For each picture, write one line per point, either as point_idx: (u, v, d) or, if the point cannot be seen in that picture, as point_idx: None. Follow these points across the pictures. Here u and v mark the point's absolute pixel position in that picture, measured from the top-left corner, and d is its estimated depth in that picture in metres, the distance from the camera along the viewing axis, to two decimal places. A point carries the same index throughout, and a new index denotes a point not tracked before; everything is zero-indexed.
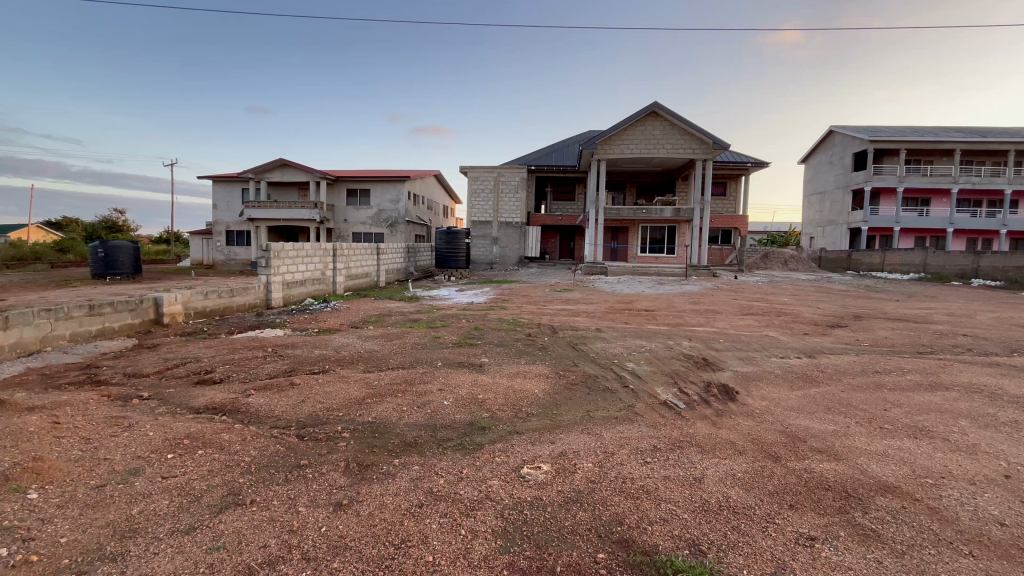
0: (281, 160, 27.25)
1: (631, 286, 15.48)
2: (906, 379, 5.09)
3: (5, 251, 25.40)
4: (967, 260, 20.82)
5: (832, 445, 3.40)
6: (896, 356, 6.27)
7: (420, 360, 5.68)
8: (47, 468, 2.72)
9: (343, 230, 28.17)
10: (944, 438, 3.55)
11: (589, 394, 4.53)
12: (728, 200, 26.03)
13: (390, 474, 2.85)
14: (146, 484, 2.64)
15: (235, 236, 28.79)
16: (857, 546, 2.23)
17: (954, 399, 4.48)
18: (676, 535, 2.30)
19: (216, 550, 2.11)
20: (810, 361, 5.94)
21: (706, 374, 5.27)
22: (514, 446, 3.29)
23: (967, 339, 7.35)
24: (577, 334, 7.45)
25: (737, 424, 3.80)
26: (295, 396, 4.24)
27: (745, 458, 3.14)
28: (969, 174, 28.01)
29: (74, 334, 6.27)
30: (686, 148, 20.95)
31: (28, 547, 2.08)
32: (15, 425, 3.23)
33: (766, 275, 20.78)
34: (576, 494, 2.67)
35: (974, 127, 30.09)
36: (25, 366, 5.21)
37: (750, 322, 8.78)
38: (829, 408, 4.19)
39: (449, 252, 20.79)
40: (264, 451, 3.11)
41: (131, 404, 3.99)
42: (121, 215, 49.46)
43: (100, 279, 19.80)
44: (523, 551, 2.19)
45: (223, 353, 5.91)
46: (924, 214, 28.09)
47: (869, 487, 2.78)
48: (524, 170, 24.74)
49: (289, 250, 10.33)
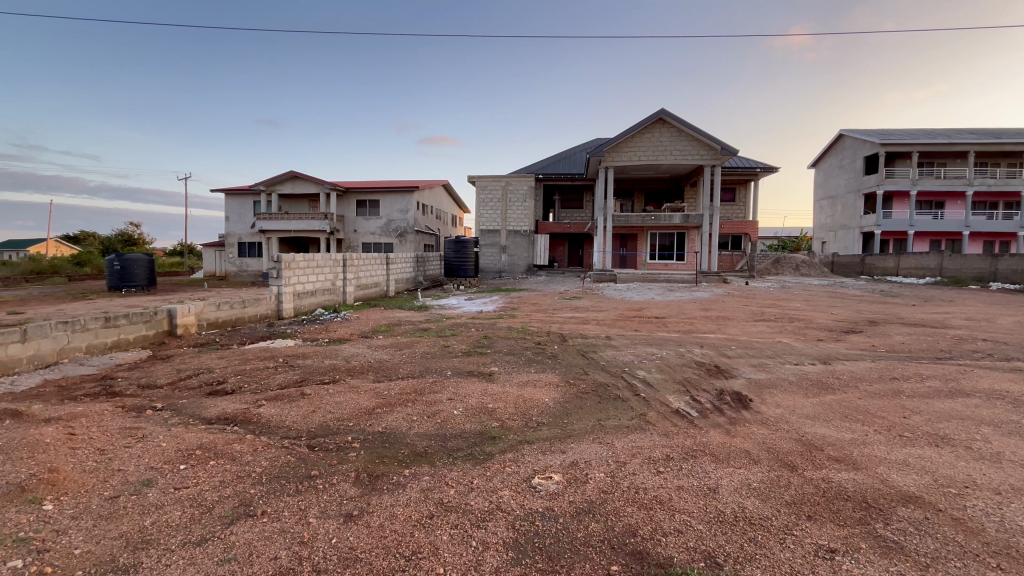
0: (292, 172, 27.62)
1: (642, 293, 15.36)
2: (925, 386, 4.96)
3: (24, 265, 26.05)
4: (984, 264, 20.42)
5: (851, 453, 3.33)
6: (913, 362, 6.14)
7: (430, 369, 5.70)
8: (62, 480, 2.75)
9: (353, 241, 28.47)
10: (967, 446, 3.44)
11: (600, 402, 4.49)
12: (737, 206, 25.90)
13: (400, 484, 2.84)
14: (159, 495, 2.65)
15: (246, 247, 29.22)
16: (879, 559, 2.17)
17: (976, 406, 4.35)
18: (691, 548, 2.26)
19: (227, 561, 2.11)
20: (825, 367, 5.82)
21: (719, 382, 5.18)
22: (525, 456, 3.26)
23: (987, 344, 7.19)
24: (586, 342, 7.40)
25: (752, 433, 3.72)
26: (306, 406, 4.27)
27: (761, 468, 3.08)
28: (984, 176, 27.61)
29: (90, 345, 6.37)
30: (694, 154, 20.90)
31: (42, 558, 2.10)
32: (31, 437, 3.27)
33: (778, 280, 20.58)
34: (588, 505, 2.63)
35: (988, 129, 29.71)
36: (42, 378, 5.30)
37: (763, 329, 8.64)
38: (845, 415, 4.11)
39: (458, 261, 20.90)
40: (275, 461, 3.12)
41: (144, 415, 4.03)
42: (136, 228, 50.58)
43: (115, 291, 20.16)
44: (535, 563, 2.16)
45: (235, 364, 5.96)
46: (940, 217, 27.59)
47: (889, 497, 2.70)
48: (532, 179, 24.84)
49: (300, 261, 10.43)
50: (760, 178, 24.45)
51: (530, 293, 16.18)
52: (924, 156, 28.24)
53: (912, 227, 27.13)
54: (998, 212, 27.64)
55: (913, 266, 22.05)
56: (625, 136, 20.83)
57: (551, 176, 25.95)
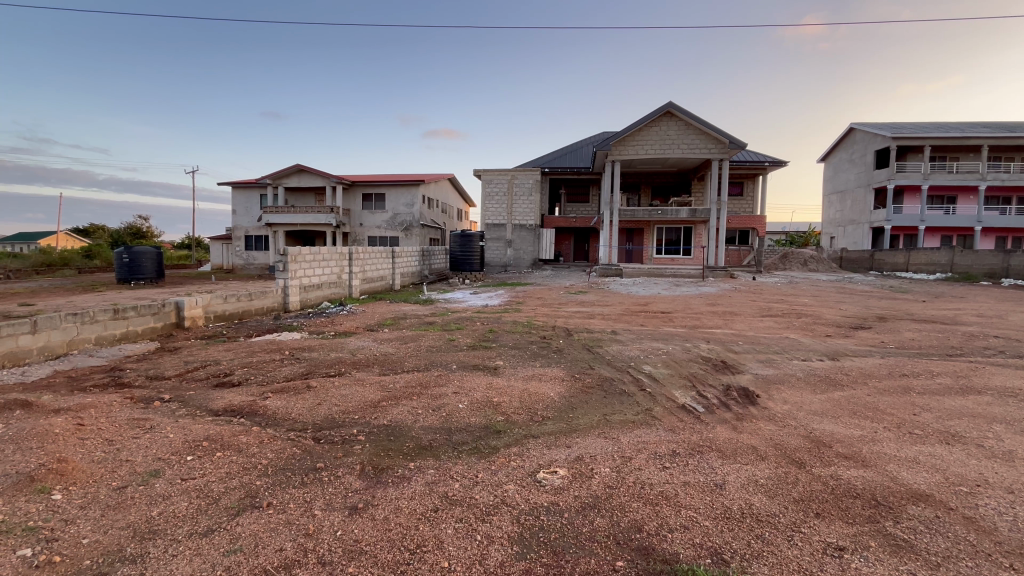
0: (298, 165, 27.58)
1: (648, 288, 15.29)
2: (935, 383, 4.89)
3: (36, 257, 26.38)
4: (996, 260, 20.08)
5: (859, 451, 3.28)
6: (924, 358, 6.06)
7: (435, 362, 5.70)
8: (71, 469, 2.77)
9: (359, 234, 28.52)
10: (979, 444, 3.39)
11: (605, 398, 4.46)
12: (745, 200, 25.65)
13: (406, 478, 2.83)
14: (165, 485, 2.67)
15: (253, 241, 29.39)
16: (888, 557, 2.14)
17: (988, 404, 4.26)
18: (697, 544, 2.24)
19: (233, 552, 2.12)
20: (833, 364, 5.77)
21: (726, 378, 5.14)
22: (530, 450, 3.25)
23: (999, 341, 7.09)
24: (592, 337, 7.35)
25: (759, 429, 3.69)
26: (312, 399, 4.27)
27: (768, 465, 3.05)
28: (997, 171, 27.15)
29: (99, 337, 6.43)
30: (702, 148, 20.66)
31: (51, 547, 2.12)
32: (41, 427, 3.31)
33: (786, 276, 20.39)
34: (593, 499, 2.62)
35: (1003, 124, 29.23)
36: (52, 369, 5.36)
37: (771, 325, 8.58)
38: (854, 413, 4.05)
39: (463, 255, 20.84)
40: (280, 454, 3.13)
41: (152, 407, 4.05)
42: (144, 221, 50.70)
43: (124, 283, 20.33)
44: (540, 557, 2.15)
45: (242, 356, 5.98)
46: (951, 213, 27.21)
47: (899, 495, 2.66)
48: (538, 172, 24.73)
49: (305, 254, 10.41)
50: (769, 172, 24.13)
51: (536, 287, 16.15)
52: (936, 150, 27.81)
53: (923, 222, 26.77)
54: (1011, 208, 27.16)
55: (923, 261, 21.73)
56: (632, 128, 20.63)
57: (557, 170, 25.73)
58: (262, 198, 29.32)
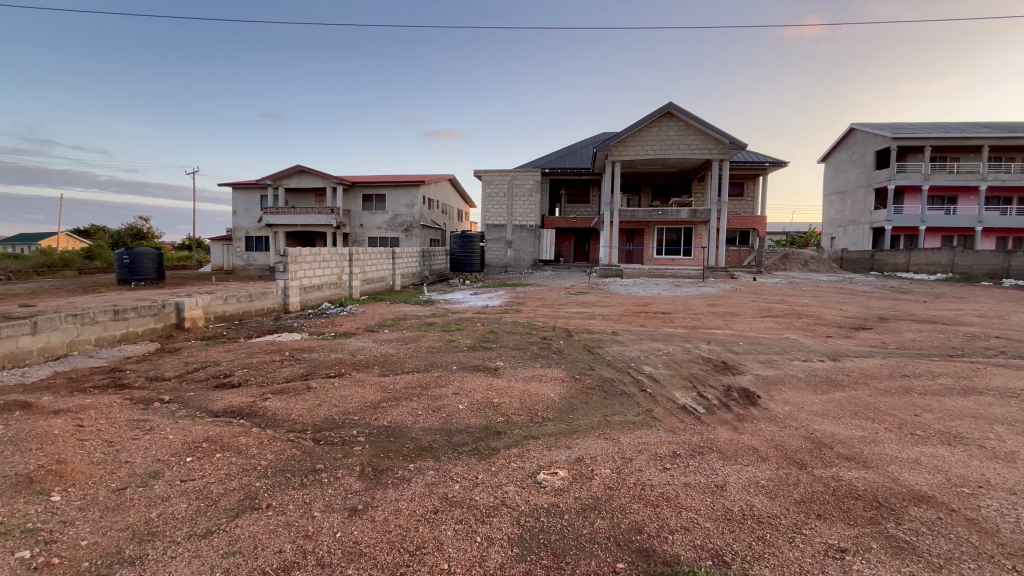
0: (298, 166, 27.58)
1: (649, 288, 15.29)
2: (937, 384, 4.87)
3: (36, 258, 26.38)
4: (997, 260, 20.06)
5: (860, 452, 3.27)
6: (925, 359, 6.05)
7: (435, 363, 5.69)
8: (70, 471, 2.76)
9: (359, 235, 28.53)
10: (981, 445, 3.38)
11: (606, 398, 4.46)
12: (746, 200, 25.64)
13: (406, 479, 2.83)
14: (165, 487, 2.67)
15: (253, 241, 29.40)
16: (890, 559, 2.13)
17: (990, 404, 4.25)
18: (698, 545, 2.23)
19: (232, 554, 2.11)
20: (834, 364, 5.76)
21: (727, 378, 5.13)
22: (530, 452, 3.24)
23: (1000, 341, 7.09)
24: (592, 338, 7.33)
25: (760, 430, 3.67)
26: (312, 400, 4.27)
27: (769, 466, 3.04)
28: (998, 171, 27.12)
29: (99, 337, 6.43)
30: (702, 148, 20.65)
31: (50, 549, 2.11)
32: (41, 428, 3.31)
33: (786, 276, 20.37)
34: (593, 501, 2.61)
35: (1004, 124, 29.19)
36: (52, 370, 5.36)
37: (771, 325, 8.56)
38: (855, 413, 4.04)
39: (464, 256, 20.84)
40: (280, 455, 3.12)
41: (152, 408, 4.05)
42: (145, 221, 50.70)
43: (124, 284, 20.33)
44: (540, 559, 2.14)
45: (242, 357, 5.98)
46: (951, 213, 27.19)
47: (901, 496, 2.66)
48: (538, 172, 24.74)
49: (306, 254, 10.43)
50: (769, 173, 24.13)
51: (536, 288, 16.14)
52: (936, 150, 27.80)
53: (923, 222, 26.76)
54: (1011, 208, 27.15)
55: (924, 261, 21.70)
56: (632, 129, 20.63)
57: (557, 171, 25.73)
58: (262, 199, 29.33)
